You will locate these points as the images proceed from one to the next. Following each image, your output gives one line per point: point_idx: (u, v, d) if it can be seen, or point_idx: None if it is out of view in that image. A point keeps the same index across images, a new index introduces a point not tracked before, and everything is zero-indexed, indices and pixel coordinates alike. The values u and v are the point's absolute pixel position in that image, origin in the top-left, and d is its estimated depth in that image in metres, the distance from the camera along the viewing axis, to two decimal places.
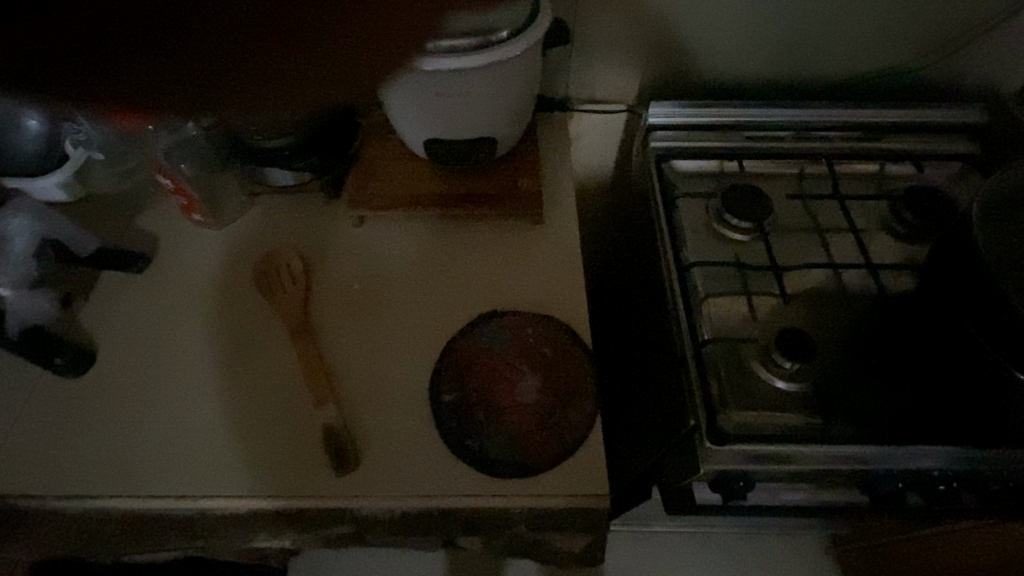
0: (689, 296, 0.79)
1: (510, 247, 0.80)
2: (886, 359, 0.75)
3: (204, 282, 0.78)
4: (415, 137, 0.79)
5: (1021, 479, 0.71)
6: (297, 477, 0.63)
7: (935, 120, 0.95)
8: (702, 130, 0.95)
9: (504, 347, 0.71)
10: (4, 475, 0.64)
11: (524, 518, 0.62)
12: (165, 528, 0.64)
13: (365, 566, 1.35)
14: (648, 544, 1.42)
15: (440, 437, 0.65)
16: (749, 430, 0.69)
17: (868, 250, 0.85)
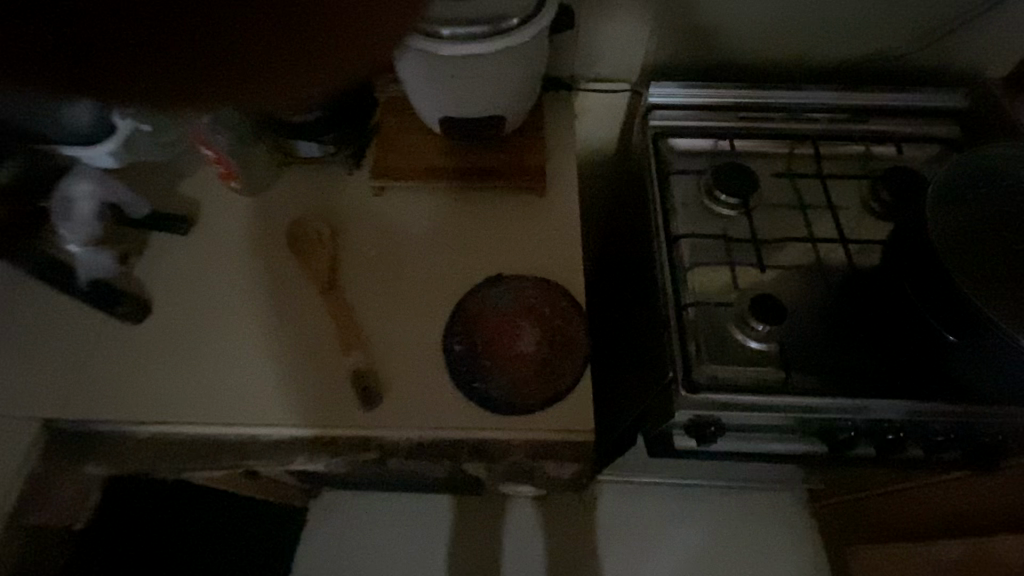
0: (676, 264, 0.87)
1: (515, 217, 0.89)
2: (850, 324, 0.84)
3: (242, 243, 0.87)
4: (430, 115, 0.87)
5: (962, 432, 0.80)
6: (330, 410, 0.74)
7: (920, 104, 1.00)
8: (698, 110, 1.01)
9: (507, 306, 0.80)
10: (82, 403, 0.75)
11: (523, 449, 0.73)
12: (219, 449, 0.75)
13: (379, 506, 1.49)
14: (638, 495, 1.54)
15: (451, 380, 0.75)
16: (721, 381, 0.79)
17: (844, 226, 0.93)
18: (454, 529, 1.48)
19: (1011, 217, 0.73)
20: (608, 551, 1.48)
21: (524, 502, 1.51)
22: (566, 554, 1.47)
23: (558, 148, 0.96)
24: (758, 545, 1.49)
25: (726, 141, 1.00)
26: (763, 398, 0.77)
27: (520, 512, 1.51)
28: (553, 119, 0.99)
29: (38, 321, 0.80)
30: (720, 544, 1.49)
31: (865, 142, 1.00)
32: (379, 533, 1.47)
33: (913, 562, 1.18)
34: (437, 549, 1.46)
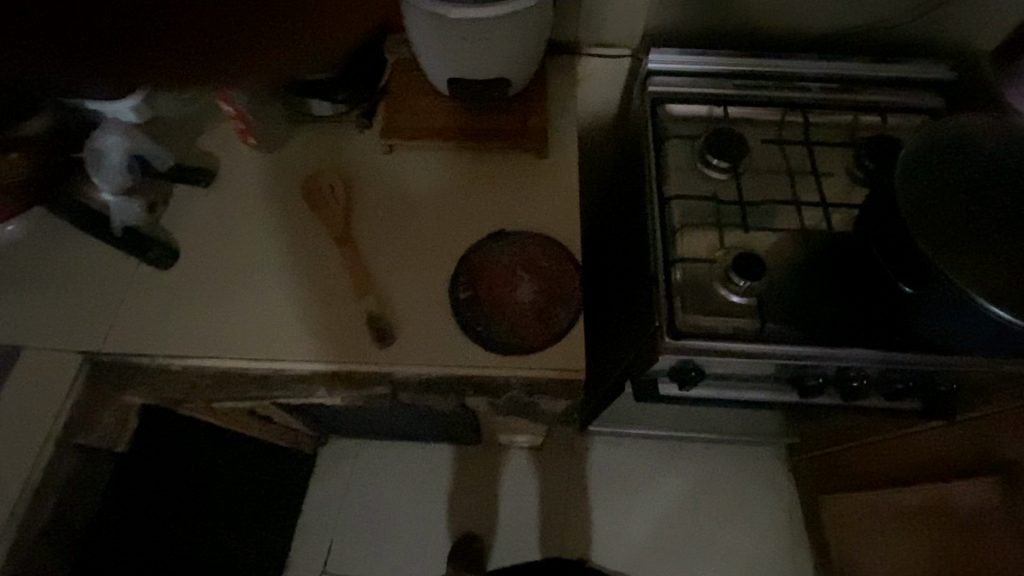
0: (667, 223, 0.94)
1: (518, 176, 0.95)
2: (826, 281, 0.90)
3: (261, 196, 0.93)
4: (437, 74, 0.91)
5: (919, 380, 0.88)
6: (347, 348, 0.82)
7: (907, 76, 1.04)
8: (695, 77, 1.05)
9: (509, 258, 0.87)
10: (120, 338, 0.83)
11: (520, 385, 0.81)
12: (247, 381, 0.83)
13: (384, 453, 1.60)
14: (626, 446, 1.65)
15: (457, 324, 0.83)
16: (703, 329, 0.86)
17: (827, 191, 0.99)
18: (453, 474, 1.59)
19: (975, 183, 0.78)
20: (597, 497, 1.59)
21: (520, 451, 1.62)
22: (557, 499, 1.58)
23: (560, 111, 1.00)
24: (736, 494, 1.60)
25: (720, 108, 1.04)
26: (739, 344, 0.84)
27: (515, 460, 1.62)
28: (556, 83, 1.03)
29: (74, 263, 0.87)
30: (701, 492, 1.60)
31: (852, 112, 1.04)
32: (383, 478, 1.58)
33: (877, 506, 1.28)
34: (438, 492, 1.57)
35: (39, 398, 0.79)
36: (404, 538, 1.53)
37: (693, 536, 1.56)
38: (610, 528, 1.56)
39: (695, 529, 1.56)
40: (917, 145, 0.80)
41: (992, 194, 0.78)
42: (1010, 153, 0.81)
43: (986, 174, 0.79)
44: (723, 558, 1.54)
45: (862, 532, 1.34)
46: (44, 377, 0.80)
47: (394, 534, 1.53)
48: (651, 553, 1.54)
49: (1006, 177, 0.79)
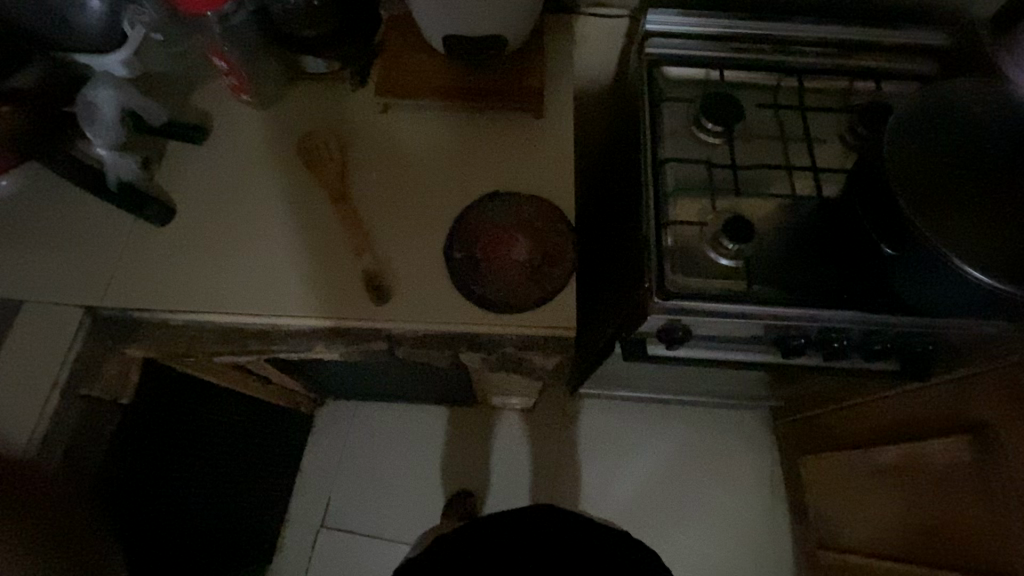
0: (659, 187, 0.95)
1: (513, 137, 0.95)
2: (814, 245, 0.92)
3: (256, 154, 0.93)
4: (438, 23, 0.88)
5: (897, 342, 0.92)
6: (346, 304, 0.83)
7: (904, 41, 1.05)
8: (692, 40, 1.05)
9: (504, 219, 0.88)
10: (120, 292, 0.84)
11: (514, 342, 0.84)
12: (246, 336, 0.85)
13: (381, 415, 1.64)
14: (616, 409, 1.69)
15: (452, 282, 0.85)
16: (692, 290, 0.89)
17: (818, 157, 1.00)
18: (448, 434, 1.64)
19: (962, 148, 0.80)
20: (587, 456, 1.65)
21: (513, 413, 1.67)
22: (549, 458, 1.64)
23: (557, 72, 1.00)
24: (720, 455, 1.66)
25: (717, 71, 1.04)
26: (726, 305, 0.87)
27: (509, 421, 1.67)
28: (553, 43, 1.02)
29: (70, 218, 0.88)
30: (686, 453, 1.66)
31: (847, 78, 1.05)
32: (380, 437, 1.63)
33: (854, 464, 1.34)
34: (433, 451, 1.62)
35: (47, 351, 0.81)
36: (401, 494, 1.59)
37: (678, 494, 1.63)
38: (599, 486, 1.63)
39: (680, 487, 1.63)
40: (907, 111, 0.81)
41: (979, 159, 0.79)
42: (998, 120, 0.82)
43: (974, 139, 0.80)
44: (706, 514, 1.61)
45: (840, 490, 1.40)
46: (49, 330, 0.82)
47: (391, 490, 1.59)
48: (638, 509, 1.61)
49: (993, 143, 0.80)
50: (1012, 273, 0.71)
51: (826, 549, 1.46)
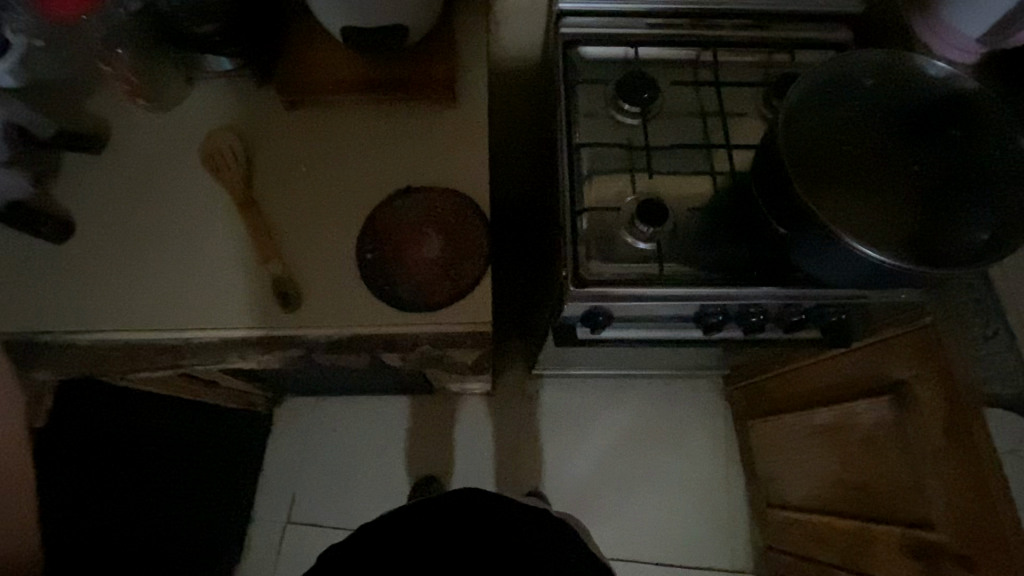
0: (575, 172, 0.95)
1: (427, 129, 0.93)
2: (729, 223, 0.93)
3: (155, 157, 0.90)
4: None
5: (812, 312, 0.94)
6: (258, 313, 0.83)
7: (819, 9, 1.04)
8: (608, 18, 1.03)
9: (416, 216, 0.87)
10: (33, 314, 0.83)
11: (432, 340, 0.83)
12: (154, 350, 0.84)
13: (341, 408, 1.65)
14: (573, 388, 1.72)
15: (363, 284, 0.84)
16: (607, 277, 0.89)
17: (734, 131, 1.00)
18: (409, 424, 1.65)
19: (860, 122, 0.80)
20: (546, 434, 1.68)
21: (472, 399, 1.68)
22: (509, 439, 1.67)
23: (468, 58, 0.97)
24: (676, 424, 1.71)
25: (633, 50, 1.03)
26: (640, 289, 0.88)
27: (469, 407, 1.68)
28: (465, 28, 0.99)
29: None
30: (642, 425, 1.70)
31: (765, 50, 1.04)
32: (340, 432, 1.63)
33: (793, 426, 1.38)
34: (395, 441, 1.63)
35: None
36: (364, 486, 1.60)
37: (636, 465, 1.68)
38: (558, 463, 1.67)
39: (636, 457, 1.68)
40: (806, 86, 0.81)
41: (874, 131, 0.80)
42: (895, 90, 0.82)
43: (870, 111, 0.81)
44: (661, 481, 1.67)
45: (782, 451, 1.45)
46: None
47: (353, 483, 1.60)
48: (597, 483, 1.65)
49: (890, 114, 0.81)
50: (898, 247, 0.74)
51: (774, 508, 1.52)
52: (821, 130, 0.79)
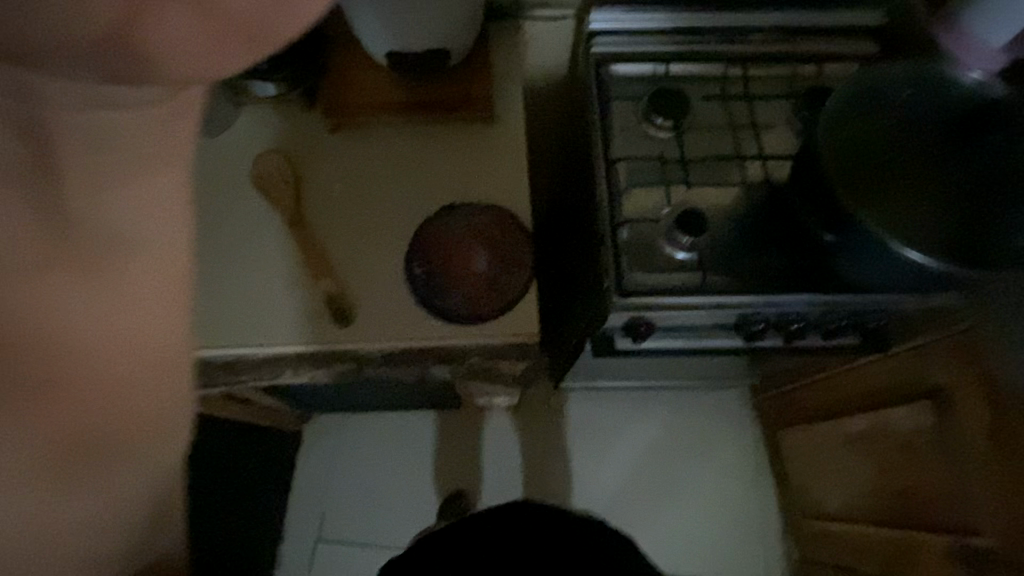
0: (613, 186, 0.97)
1: (468, 147, 0.95)
2: (766, 232, 0.95)
3: (205, 180, 0.93)
4: None
5: (851, 317, 0.95)
6: (311, 328, 0.85)
7: (842, 23, 1.07)
8: (637, 36, 1.06)
9: (461, 231, 0.89)
10: None
11: (479, 352, 0.86)
12: (210, 366, 0.86)
13: (368, 424, 1.65)
14: (600, 400, 1.72)
15: (412, 298, 0.86)
16: (650, 287, 0.91)
17: (765, 142, 1.03)
18: (436, 439, 1.65)
19: (898, 130, 0.82)
20: (574, 447, 1.68)
21: (498, 412, 1.68)
22: (537, 453, 1.66)
23: (504, 77, 1.00)
24: (705, 434, 1.70)
25: (663, 66, 1.06)
26: (683, 299, 0.90)
27: (496, 420, 1.68)
28: (500, 49, 1.02)
29: None
30: (671, 436, 1.70)
31: (792, 63, 1.07)
32: (369, 448, 1.63)
33: (826, 435, 1.37)
34: (424, 456, 1.64)
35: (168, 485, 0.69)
36: (394, 502, 1.60)
37: (666, 478, 1.66)
38: (588, 476, 1.66)
39: (666, 468, 1.67)
40: (841, 98, 0.84)
41: (907, 137, 0.82)
42: (929, 99, 0.84)
43: (903, 119, 0.83)
44: (692, 493, 1.66)
45: (814, 458, 1.44)
46: None
47: (383, 499, 1.60)
48: (628, 496, 1.65)
49: (924, 120, 0.83)
50: (943, 250, 0.75)
51: (808, 518, 1.51)
52: (860, 138, 0.81)
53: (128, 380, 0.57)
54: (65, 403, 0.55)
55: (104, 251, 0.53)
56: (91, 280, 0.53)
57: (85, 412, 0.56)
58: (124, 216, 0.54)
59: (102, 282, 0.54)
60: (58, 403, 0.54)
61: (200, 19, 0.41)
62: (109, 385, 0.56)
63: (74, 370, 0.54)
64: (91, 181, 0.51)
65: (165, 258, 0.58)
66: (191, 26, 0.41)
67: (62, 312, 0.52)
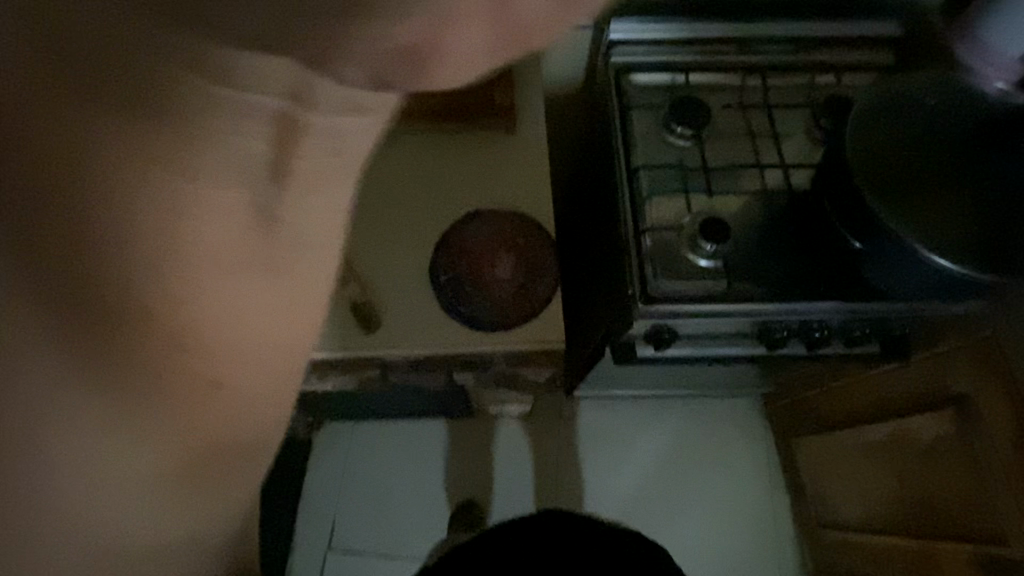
0: (635, 194, 0.97)
1: (489, 155, 0.96)
2: (788, 240, 0.95)
3: None
4: None
5: (874, 325, 0.95)
6: (336, 335, 0.84)
7: (859, 33, 1.08)
8: (657, 46, 1.07)
9: (486, 238, 0.89)
10: None
11: (505, 359, 0.86)
12: None
13: (378, 432, 1.64)
14: (612, 408, 1.71)
15: (438, 305, 0.86)
16: (675, 294, 0.91)
17: (784, 151, 1.03)
18: (448, 447, 1.64)
19: (921, 139, 0.83)
20: (587, 455, 1.67)
21: (510, 420, 1.68)
22: (549, 461, 1.65)
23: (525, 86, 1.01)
24: (718, 443, 1.69)
25: (682, 75, 1.07)
26: (707, 306, 0.90)
27: (507, 428, 1.67)
28: None
29: None
30: (684, 445, 1.69)
31: (810, 73, 1.07)
32: (380, 457, 1.62)
33: (841, 443, 1.37)
34: (435, 464, 1.63)
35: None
36: (406, 512, 1.59)
37: (679, 488, 1.65)
38: (601, 485, 1.65)
39: (679, 478, 1.66)
40: (864, 107, 0.84)
41: (931, 145, 0.82)
42: (950, 109, 0.85)
43: (926, 128, 0.84)
44: (706, 502, 1.64)
45: (829, 467, 1.43)
46: None
47: (395, 508, 1.59)
48: (641, 505, 1.63)
49: (947, 129, 0.84)
50: (970, 257, 0.75)
51: (824, 527, 1.50)
52: (884, 147, 0.82)
53: (185, 495, 0.33)
54: (207, 482, 0.33)
55: (208, 284, 0.25)
56: (115, 348, 0.26)
57: (86, 437, 0.28)
58: (237, 293, 0.26)
59: (220, 344, 0.27)
60: (136, 398, 0.27)
61: (507, 33, 0.17)
62: (214, 488, 0.34)
63: (102, 404, 0.27)
64: (123, 172, 0.22)
65: (270, 333, 0.27)
66: (425, 45, 0.16)
67: (142, 368, 0.26)
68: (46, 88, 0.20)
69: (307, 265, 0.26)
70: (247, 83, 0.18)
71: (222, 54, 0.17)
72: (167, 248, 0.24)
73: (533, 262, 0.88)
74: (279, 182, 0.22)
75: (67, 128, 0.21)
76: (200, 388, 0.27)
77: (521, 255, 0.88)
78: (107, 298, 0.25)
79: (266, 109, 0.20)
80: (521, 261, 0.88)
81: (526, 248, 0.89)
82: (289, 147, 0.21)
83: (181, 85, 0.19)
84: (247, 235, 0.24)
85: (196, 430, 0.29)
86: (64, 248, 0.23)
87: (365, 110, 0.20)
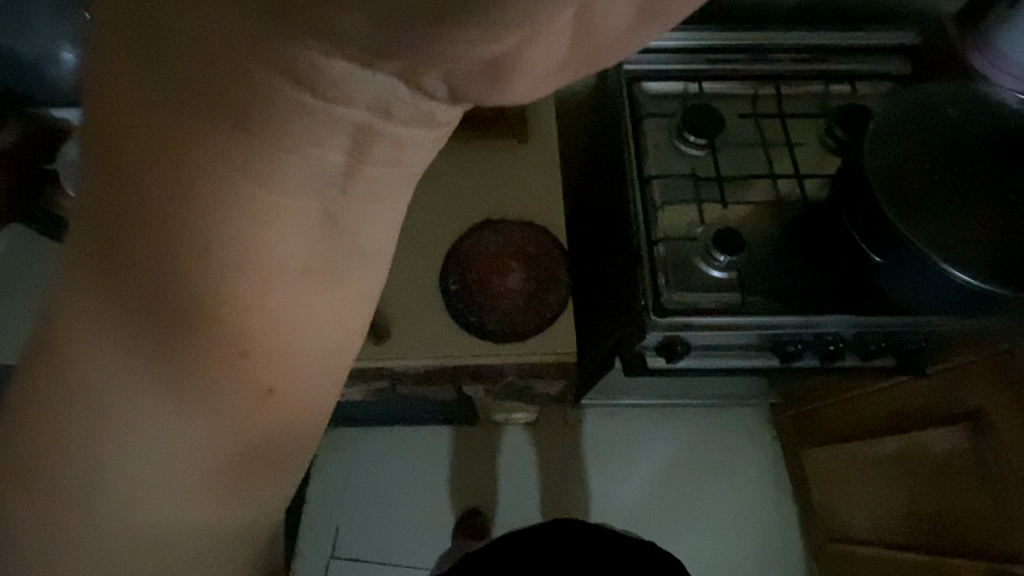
0: (648, 203, 0.96)
1: (501, 162, 0.95)
2: (803, 252, 0.94)
3: None
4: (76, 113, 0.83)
5: (890, 339, 0.93)
6: None
7: (875, 42, 1.07)
8: (670, 54, 1.06)
9: (498, 247, 0.88)
10: None
11: (516, 371, 0.85)
12: None
13: (383, 439, 1.63)
14: (618, 416, 1.69)
15: (449, 315, 0.85)
16: (688, 306, 0.90)
17: (799, 161, 1.02)
18: (453, 455, 1.63)
19: (940, 151, 0.82)
20: (593, 464, 1.65)
21: (515, 428, 1.66)
22: (555, 470, 1.64)
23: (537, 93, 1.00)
24: (725, 453, 1.67)
25: (695, 84, 1.06)
26: (722, 319, 0.88)
27: (513, 436, 1.66)
28: None
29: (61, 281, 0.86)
30: (691, 455, 1.67)
31: (824, 82, 1.06)
32: (385, 464, 1.61)
33: (851, 455, 1.35)
34: (440, 472, 1.61)
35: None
36: (409, 520, 1.58)
37: (686, 498, 1.63)
38: (607, 494, 1.63)
39: (686, 487, 1.64)
40: (882, 119, 0.83)
41: (950, 157, 0.81)
42: (968, 121, 0.84)
43: (945, 140, 0.83)
44: (713, 513, 1.62)
45: (839, 479, 1.42)
46: None
47: (398, 516, 1.58)
48: (647, 515, 1.61)
49: (966, 142, 0.82)
50: (990, 272, 0.74)
51: (834, 540, 1.47)
52: (904, 159, 0.80)
53: (228, 505, 0.32)
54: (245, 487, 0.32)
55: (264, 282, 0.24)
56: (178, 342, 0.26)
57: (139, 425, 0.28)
58: (289, 280, 0.25)
59: (279, 346, 0.26)
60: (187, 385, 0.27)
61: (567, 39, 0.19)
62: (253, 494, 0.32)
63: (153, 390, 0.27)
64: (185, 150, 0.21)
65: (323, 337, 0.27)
66: (502, 55, 0.18)
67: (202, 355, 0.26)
68: (133, 82, 0.20)
69: (362, 273, 0.26)
70: (341, 99, 0.19)
71: (324, 67, 0.18)
72: (229, 238, 0.23)
73: (544, 272, 0.87)
74: (349, 190, 0.23)
75: (147, 114, 0.20)
76: (258, 395, 0.27)
77: (533, 264, 0.87)
78: (175, 290, 0.24)
79: (352, 119, 0.20)
80: (533, 271, 0.87)
81: (538, 258, 0.88)
82: (354, 140, 0.21)
83: (277, 91, 0.19)
84: (318, 242, 0.24)
85: (247, 436, 0.28)
86: (137, 242, 0.23)
87: (437, 125, 0.21)
